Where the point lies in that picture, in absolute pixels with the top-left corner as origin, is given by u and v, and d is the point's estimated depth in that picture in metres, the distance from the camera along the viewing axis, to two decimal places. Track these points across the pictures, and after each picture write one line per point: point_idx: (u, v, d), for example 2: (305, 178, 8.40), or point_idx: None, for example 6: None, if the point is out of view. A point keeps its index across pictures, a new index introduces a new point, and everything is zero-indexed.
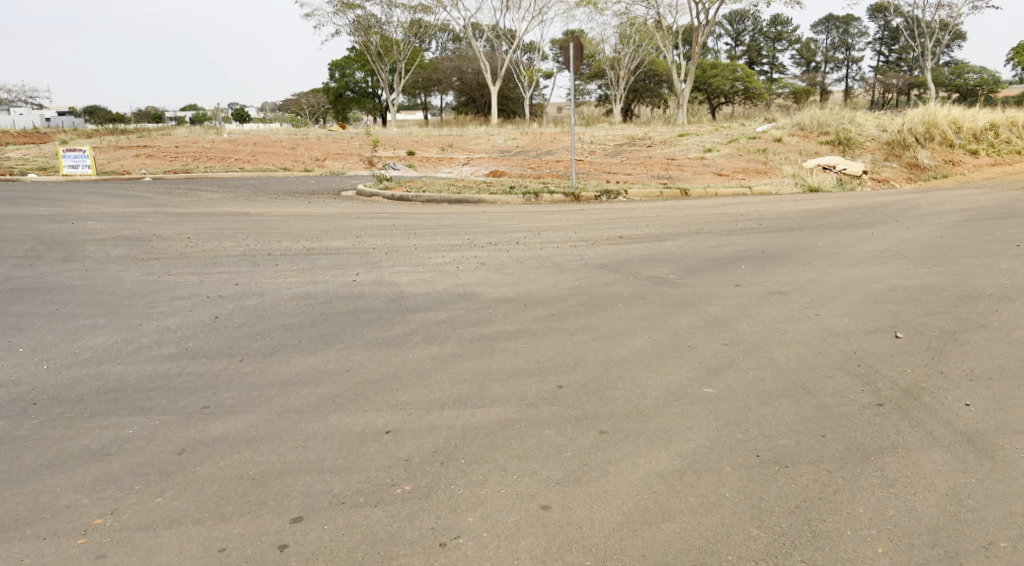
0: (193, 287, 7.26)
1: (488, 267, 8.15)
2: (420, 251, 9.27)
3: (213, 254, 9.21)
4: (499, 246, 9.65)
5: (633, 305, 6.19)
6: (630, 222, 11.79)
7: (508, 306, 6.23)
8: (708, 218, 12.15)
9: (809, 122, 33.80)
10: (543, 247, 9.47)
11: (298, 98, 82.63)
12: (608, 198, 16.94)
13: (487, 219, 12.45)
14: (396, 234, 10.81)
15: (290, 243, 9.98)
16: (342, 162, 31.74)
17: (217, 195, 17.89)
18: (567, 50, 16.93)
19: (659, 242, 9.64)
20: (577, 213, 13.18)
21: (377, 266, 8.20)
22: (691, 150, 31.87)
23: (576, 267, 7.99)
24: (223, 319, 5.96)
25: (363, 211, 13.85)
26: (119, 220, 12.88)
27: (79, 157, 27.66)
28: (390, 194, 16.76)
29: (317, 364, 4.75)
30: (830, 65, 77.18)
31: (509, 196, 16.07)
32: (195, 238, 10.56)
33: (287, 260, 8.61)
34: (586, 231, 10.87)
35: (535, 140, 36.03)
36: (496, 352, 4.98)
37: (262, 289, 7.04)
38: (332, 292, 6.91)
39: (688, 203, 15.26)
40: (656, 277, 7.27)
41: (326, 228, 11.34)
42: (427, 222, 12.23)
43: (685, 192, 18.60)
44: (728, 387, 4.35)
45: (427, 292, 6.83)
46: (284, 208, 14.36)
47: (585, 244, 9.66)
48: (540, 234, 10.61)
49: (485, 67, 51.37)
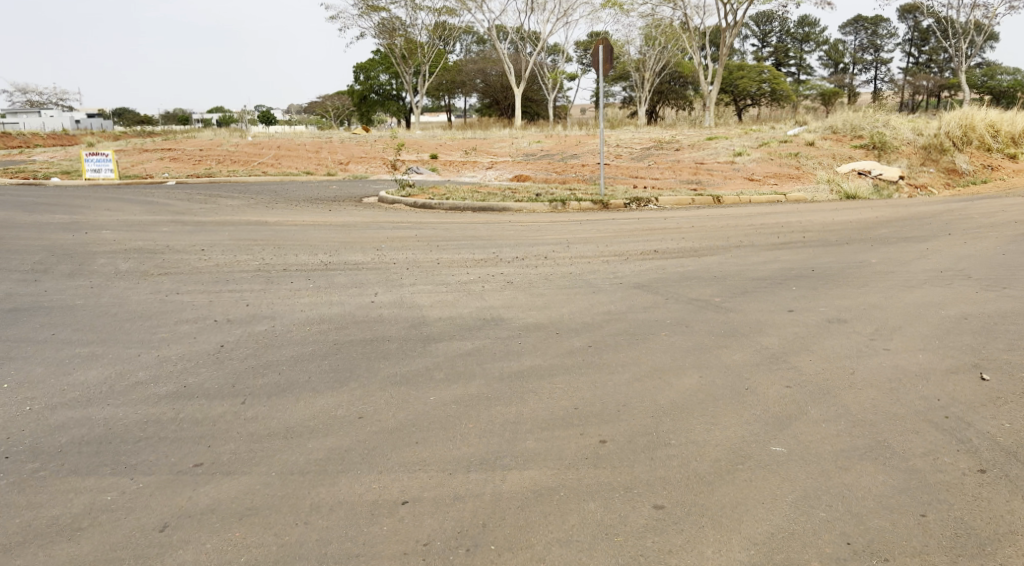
0: (202, 308, 6.79)
1: (516, 286, 7.59)
2: (443, 267, 8.74)
3: (226, 269, 8.77)
4: (527, 261, 9.09)
5: (678, 335, 5.60)
6: (664, 234, 11.18)
7: (540, 335, 5.66)
8: (747, 230, 11.50)
9: (843, 125, 32.95)
10: (573, 263, 8.90)
11: (322, 101, 82.80)
12: (637, 206, 16.33)
13: (513, 230, 11.91)
14: (418, 246, 10.30)
15: (307, 256, 9.51)
16: (365, 165, 31.45)
17: (237, 201, 17.58)
18: (595, 53, 16.37)
19: (697, 257, 9.02)
20: (608, 224, 12.60)
21: (396, 284, 7.69)
22: (720, 154, 31.10)
23: (611, 287, 7.40)
24: (228, 349, 5.46)
25: (385, 220, 13.40)
26: (136, 228, 12.58)
27: (102, 161, 27.64)
28: (413, 201, 16.29)
29: (327, 409, 4.21)
30: (859, 67, 75.75)
31: (535, 204, 15.53)
32: (210, 250, 10.16)
33: (303, 277, 8.13)
34: (619, 243, 10.28)
35: (560, 144, 35.45)
36: (527, 395, 4.41)
37: (274, 311, 6.55)
38: (348, 315, 6.39)
39: (722, 211, 14.60)
40: (701, 300, 6.66)
41: (346, 240, 10.88)
42: (450, 233, 11.71)
43: (717, 198, 17.92)
44: (799, 444, 3.76)
45: (451, 317, 6.28)
46: (304, 216, 13.95)
47: (619, 259, 9.07)
48: (570, 247, 10.04)
49: (509, 69, 50.90)
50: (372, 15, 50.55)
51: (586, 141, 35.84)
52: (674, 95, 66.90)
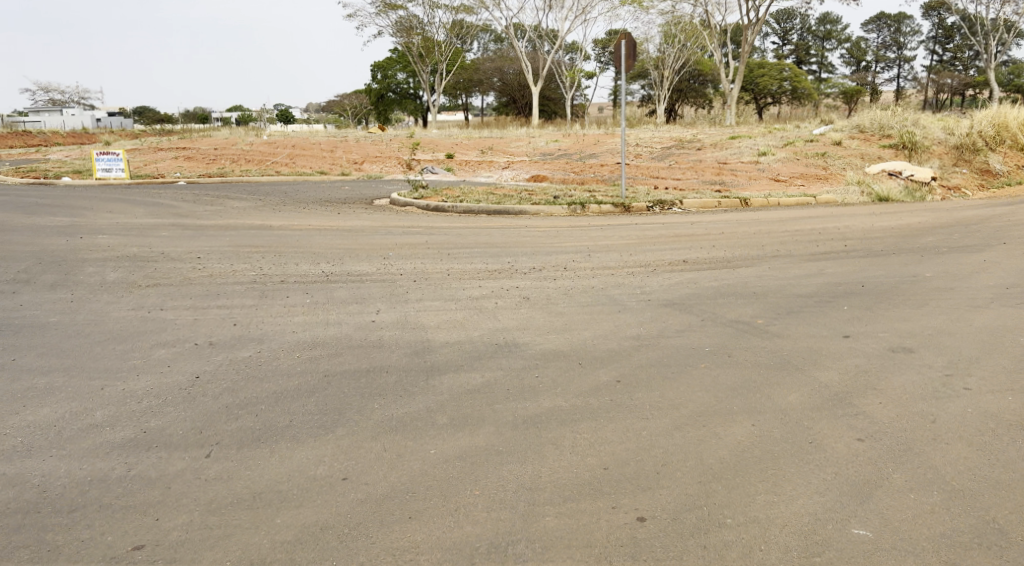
0: (185, 328, 6.11)
1: (532, 303, 6.86)
2: (452, 279, 8.03)
3: (220, 280, 8.10)
4: (544, 272, 8.36)
5: (722, 368, 4.84)
6: (691, 240, 10.43)
7: (560, 366, 4.93)
8: (780, 237, 10.68)
9: (871, 124, 31.95)
10: (595, 275, 8.15)
11: (339, 98, 82.45)
12: (660, 209, 15.52)
13: (530, 236, 11.19)
14: (427, 255, 9.59)
15: (308, 266, 8.85)
16: (380, 165, 30.80)
17: (244, 203, 16.99)
18: (616, 48, 15.59)
19: (731, 270, 8.24)
20: (631, 229, 11.83)
21: (400, 299, 6.99)
22: (744, 154, 30.15)
23: (639, 304, 6.65)
24: (203, 383, 4.75)
25: (394, 224, 12.72)
26: (134, 233, 12.00)
27: (112, 160, 27.25)
28: (425, 203, 15.58)
29: (305, 466, 3.52)
30: (881, 65, 74.26)
31: (553, 207, 14.80)
32: (207, 257, 9.52)
33: (301, 290, 7.45)
34: (644, 252, 9.54)
35: (577, 143, 34.60)
36: (545, 448, 3.69)
37: (262, 332, 5.87)
38: (343, 338, 5.69)
39: (750, 216, 13.81)
40: (742, 323, 5.90)
41: (352, 247, 10.21)
42: (462, 239, 11.01)
43: (744, 201, 17.07)
44: (886, 527, 3.01)
45: (460, 342, 5.56)
46: (310, 220, 13.32)
47: (645, 271, 8.32)
48: (590, 256, 9.30)
49: (527, 68, 50.14)
50: (389, 13, 49.99)
51: (604, 140, 35.02)
52: (694, 93, 65.85)
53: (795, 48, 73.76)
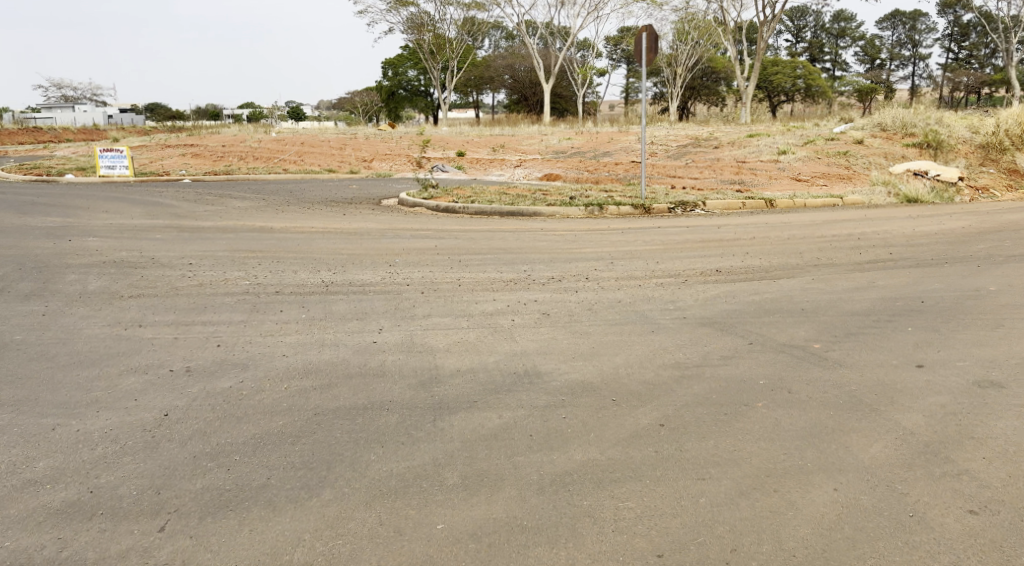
0: (162, 349, 5.40)
1: (553, 321, 6.11)
2: (463, 292, 7.28)
3: (210, 290, 7.39)
4: (564, 283, 7.63)
5: (783, 410, 4.10)
6: (722, 247, 9.67)
7: (590, 403, 4.19)
8: (816, 243, 9.89)
9: (892, 122, 30.99)
10: (621, 286, 7.39)
11: (349, 95, 81.85)
12: (682, 211, 14.72)
13: (547, 241, 10.43)
14: (437, 262, 8.88)
15: (307, 275, 8.14)
16: (389, 163, 30.10)
17: (247, 202, 16.32)
18: (636, 42, 14.78)
19: (770, 282, 7.46)
20: (654, 233, 11.06)
21: (406, 315, 6.27)
22: (763, 152, 29.29)
23: (675, 322, 5.90)
24: (172, 423, 4.05)
25: (403, 227, 12.03)
26: (127, 236, 11.33)
27: (116, 157, 26.69)
28: (435, 204, 14.83)
29: (281, 550, 2.82)
30: (896, 63, 73.04)
31: (569, 208, 14.04)
32: (199, 264, 8.83)
33: (297, 303, 6.74)
34: (673, 259, 8.79)
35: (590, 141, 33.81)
36: (580, 525, 2.97)
37: (248, 357, 5.15)
38: (339, 364, 4.97)
39: (778, 219, 12.99)
40: (795, 350, 5.14)
41: (357, 253, 9.51)
42: (475, 244, 10.30)
43: (769, 202, 16.23)
44: None
45: (475, 369, 4.83)
46: (314, 221, 12.63)
47: (675, 282, 7.55)
48: (614, 265, 8.54)
49: (539, 65, 49.31)
50: (400, 10, 49.27)
51: (619, 138, 34.26)
52: (707, 90, 64.81)
53: (809, 45, 72.65)
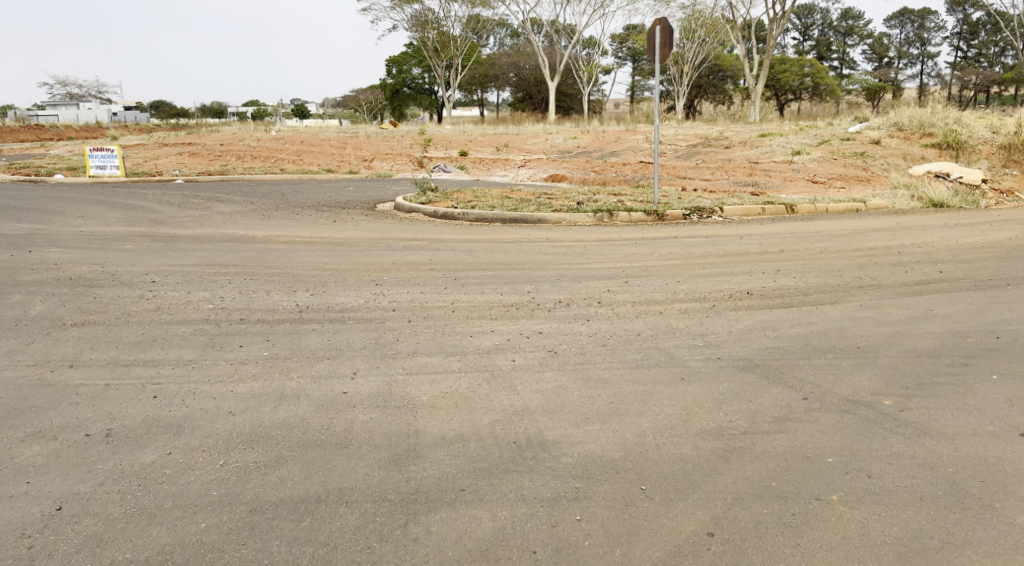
0: (86, 402, 4.45)
1: (561, 362, 5.13)
2: (456, 320, 6.30)
3: (165, 318, 6.42)
4: (574, 309, 6.66)
5: (868, 511, 3.11)
6: (750, 262, 8.65)
7: (612, 496, 3.20)
8: (853, 258, 8.90)
9: (909, 122, 29.90)
10: (641, 314, 6.40)
11: (352, 93, 80.91)
12: (699, 218, 13.70)
13: (553, 255, 9.47)
14: (431, 280, 7.91)
15: (281, 296, 7.18)
16: (390, 163, 29.12)
17: (234, 206, 15.40)
18: (649, 37, 13.76)
19: (812, 309, 6.46)
20: (671, 244, 10.08)
21: (386, 354, 5.30)
22: (777, 152, 28.23)
23: (709, 367, 4.90)
24: (63, 524, 3.09)
25: (396, 236, 11.09)
26: (95, 245, 10.39)
27: (106, 157, 25.78)
28: (432, 209, 13.84)
29: None
30: (904, 61, 71.81)
31: (577, 215, 13.06)
32: (163, 282, 7.86)
33: (262, 336, 5.77)
34: (697, 278, 7.80)
35: (597, 140, 32.82)
36: None
37: (186, 418, 4.18)
38: (294, 430, 3.99)
39: (803, 228, 12.00)
40: (863, 412, 4.16)
41: (343, 269, 8.54)
42: (473, 258, 9.34)
43: (790, 207, 15.19)
44: None
45: (465, 436, 3.84)
46: (300, 229, 11.68)
47: (701, 308, 6.54)
48: (629, 285, 7.55)
49: (545, 63, 48.27)
50: (404, 7, 48.28)
51: (626, 137, 33.24)
52: (713, 89, 63.69)
53: (816, 43, 71.47)
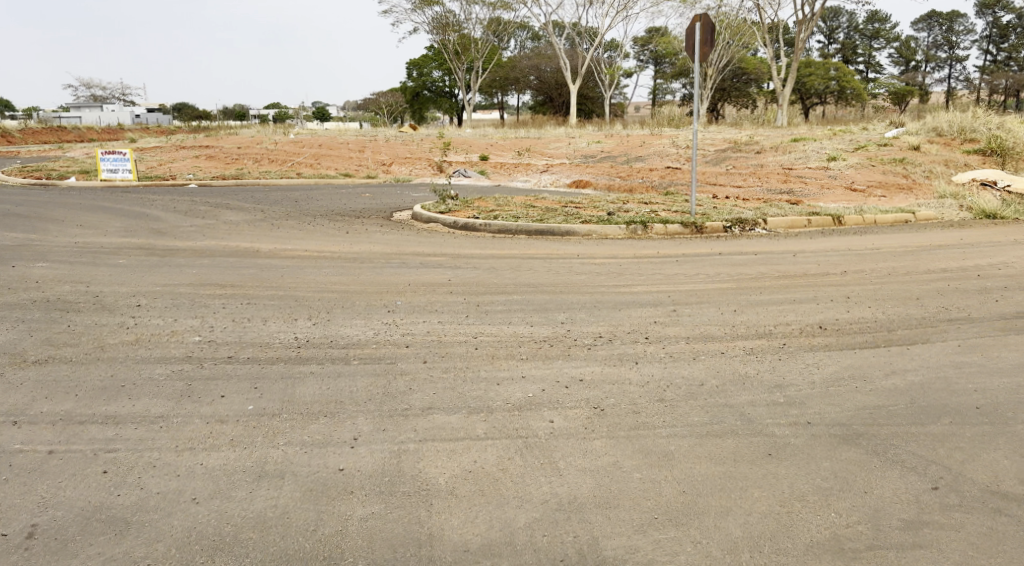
0: (16, 478, 3.55)
1: (612, 422, 4.15)
2: (482, 360, 5.34)
3: (141, 355, 5.51)
4: (619, 346, 5.67)
5: None
6: (813, 287, 7.60)
7: None
8: (929, 283, 7.82)
9: (949, 127, 28.53)
10: (698, 355, 5.40)
11: (373, 97, 80.44)
12: (741, 230, 12.65)
13: (586, 275, 8.51)
14: (452, 308, 6.97)
15: (280, 326, 6.26)
16: (409, 167, 28.28)
17: (243, 215, 14.57)
18: (685, 35, 12.75)
19: (902, 352, 5.43)
20: (718, 263, 9.07)
21: (398, 409, 4.35)
22: (811, 158, 27.04)
23: (799, 439, 3.90)
24: None
25: (413, 250, 10.18)
26: (85, 260, 9.56)
27: (119, 160, 25.14)
28: (452, 219, 12.90)
29: None
30: (931, 65, 69.90)
31: (608, 227, 12.06)
32: (149, 306, 6.98)
33: (250, 384, 4.83)
34: (758, 308, 6.76)
35: (622, 145, 31.78)
36: None
37: (136, 510, 3.27)
38: (271, 533, 3.07)
39: (857, 243, 10.95)
40: (1020, 514, 3.16)
41: (354, 292, 7.63)
42: (497, 278, 8.40)
43: (836, 218, 14.08)
44: None
45: (495, 551, 2.90)
46: (310, 243, 10.81)
47: (770, 349, 5.53)
48: (678, 315, 6.55)
49: (567, 66, 47.23)
50: (425, 10, 47.55)
51: (651, 141, 32.14)
52: (737, 92, 62.41)
53: (841, 47, 69.75)
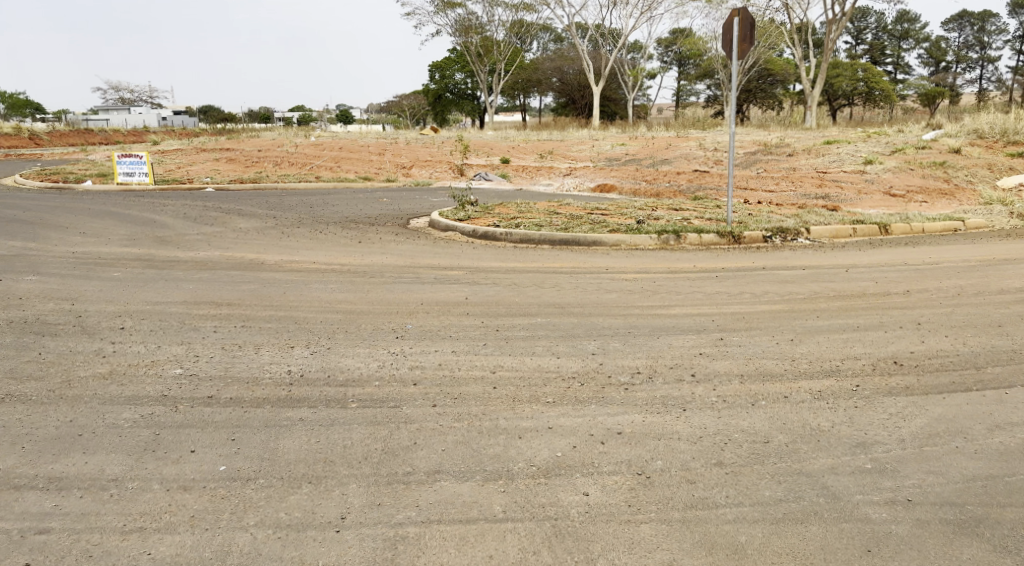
0: None
1: (660, 496, 3.36)
2: (501, 404, 4.56)
3: (109, 393, 4.78)
4: (664, 385, 4.86)
5: None
6: (875, 314, 6.75)
7: None
8: (1007, 305, 6.91)
9: (991, 130, 27.27)
10: (757, 401, 4.57)
11: (396, 99, 80.07)
12: (782, 240, 11.80)
13: (617, 293, 7.70)
14: (471, 333, 6.20)
15: (274, 357, 5.52)
16: (429, 170, 27.60)
17: (254, 222, 13.94)
18: (722, 31, 11.88)
19: (1001, 399, 4.56)
20: (765, 279, 8.22)
21: (397, 475, 3.58)
22: (846, 161, 25.95)
23: (902, 528, 3.10)
24: None
25: (429, 263, 9.46)
26: (78, 273, 8.90)
27: (135, 164, 24.67)
28: (472, 227, 12.13)
29: None
30: (962, 66, 67.99)
31: (638, 237, 11.25)
32: (133, 329, 6.28)
33: (228, 434, 4.11)
34: (822, 337, 5.92)
35: (646, 147, 30.88)
36: None
37: None
38: None
39: (912, 256, 10.03)
40: None
41: (362, 313, 6.88)
42: (520, 297, 7.62)
43: (882, 227, 13.15)
44: None
45: None
46: (320, 253, 10.11)
47: (842, 393, 4.70)
48: (726, 345, 5.73)
49: (590, 67, 46.33)
50: (447, 11, 46.89)
51: (677, 144, 31.22)
52: (763, 94, 61.09)
53: (869, 48, 68.08)
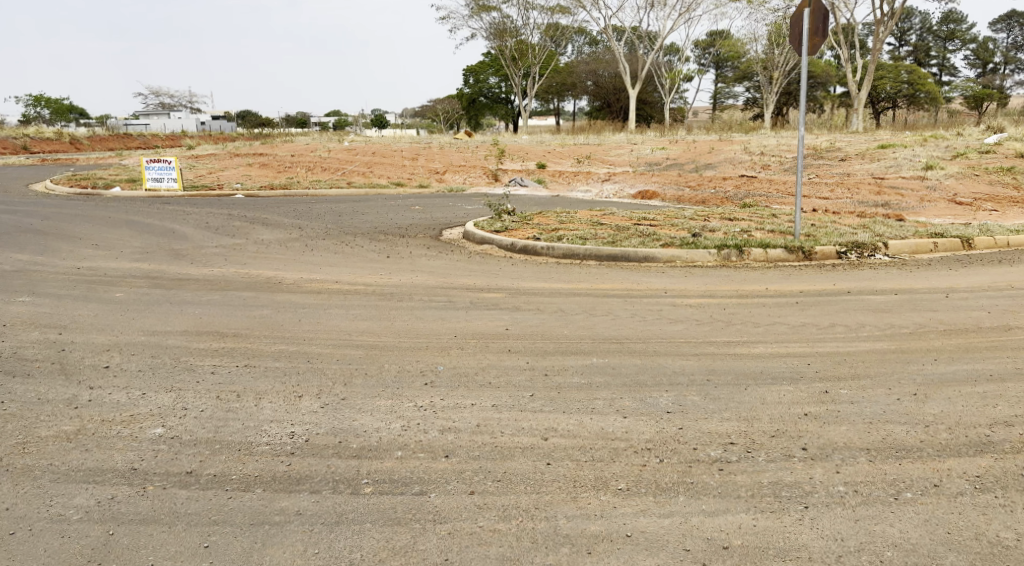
0: None
1: None
2: (561, 490, 3.48)
3: (66, 465, 3.82)
4: (772, 463, 3.75)
5: None
6: (1012, 358, 5.49)
7: None
8: None
9: None
10: (899, 494, 3.43)
11: (431, 104, 79.66)
12: (858, 256, 10.56)
13: (683, 324, 6.57)
14: (521, 377, 5.14)
15: (277, 411, 4.51)
16: (463, 174, 26.65)
17: (276, 233, 13.07)
18: (789, 25, 10.63)
19: None
20: (857, 308, 7.03)
21: None
22: (902, 166, 24.38)
23: None
24: None
25: (464, 283, 8.43)
26: (77, 293, 8.04)
27: (164, 169, 24.09)
28: (510, 240, 11.09)
29: None
30: (1011, 66, 65.21)
31: (696, 252, 10.10)
32: (119, 369, 5.34)
33: (202, 539, 3.12)
34: (960, 393, 4.73)
35: (689, 151, 29.55)
36: None
37: None
38: None
39: (1014, 276, 8.76)
40: None
41: (388, 348, 5.85)
42: (570, 327, 6.55)
43: (965, 241, 11.79)
44: None
45: None
46: (342, 271, 9.16)
47: (1012, 482, 3.54)
48: (836, 400, 4.59)
49: (627, 70, 45.05)
50: (482, 14, 45.96)
51: (722, 147, 29.83)
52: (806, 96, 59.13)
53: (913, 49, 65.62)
